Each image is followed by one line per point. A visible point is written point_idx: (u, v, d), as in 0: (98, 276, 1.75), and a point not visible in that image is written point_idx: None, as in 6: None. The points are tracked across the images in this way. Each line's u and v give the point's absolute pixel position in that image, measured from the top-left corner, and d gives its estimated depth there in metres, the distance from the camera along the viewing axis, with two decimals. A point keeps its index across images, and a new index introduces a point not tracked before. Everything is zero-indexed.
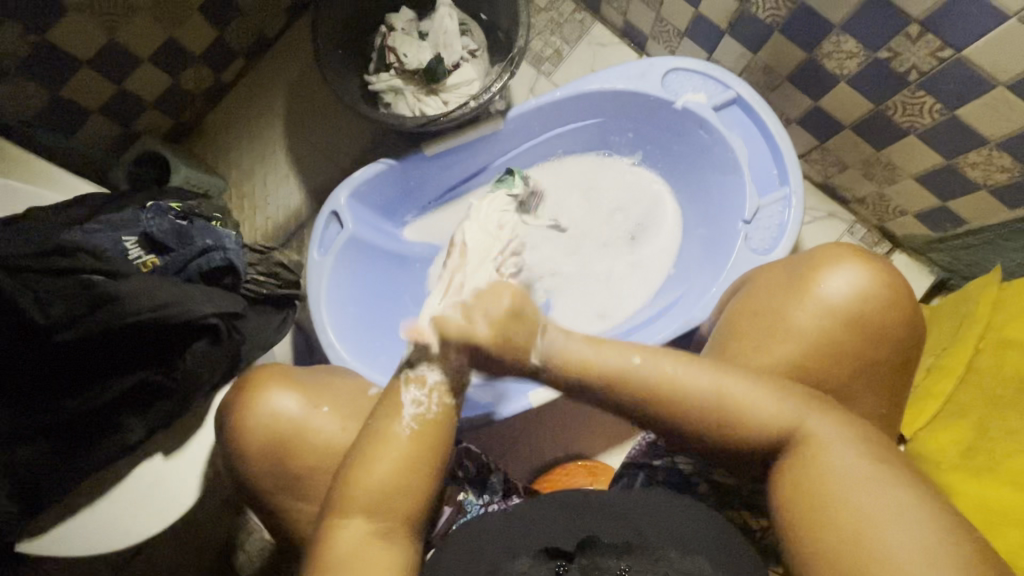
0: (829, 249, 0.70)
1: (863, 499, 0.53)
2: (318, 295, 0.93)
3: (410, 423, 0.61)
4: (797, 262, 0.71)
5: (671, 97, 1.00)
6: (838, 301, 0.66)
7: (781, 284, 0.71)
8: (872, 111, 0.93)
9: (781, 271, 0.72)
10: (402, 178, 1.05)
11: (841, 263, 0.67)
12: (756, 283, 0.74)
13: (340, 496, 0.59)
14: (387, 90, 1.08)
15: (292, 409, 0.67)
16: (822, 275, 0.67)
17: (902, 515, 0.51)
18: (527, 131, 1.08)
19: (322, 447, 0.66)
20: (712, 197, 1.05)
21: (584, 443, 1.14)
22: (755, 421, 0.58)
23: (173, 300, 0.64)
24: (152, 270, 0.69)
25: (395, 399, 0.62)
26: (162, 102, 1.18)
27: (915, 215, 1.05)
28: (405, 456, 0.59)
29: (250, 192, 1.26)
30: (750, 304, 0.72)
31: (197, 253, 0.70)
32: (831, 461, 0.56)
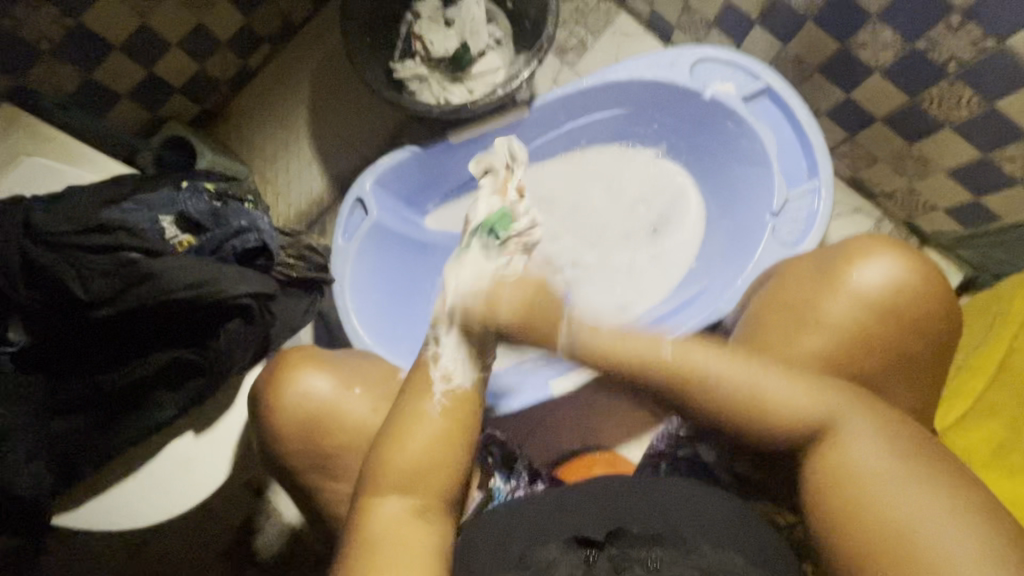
0: (856, 242, 0.69)
1: (898, 498, 0.53)
2: (342, 280, 0.94)
3: (440, 402, 0.63)
4: (827, 254, 0.71)
5: (699, 87, 0.98)
6: (870, 292, 0.65)
7: (809, 275, 0.70)
8: (906, 103, 0.91)
9: (811, 262, 0.72)
10: (426, 165, 1.05)
11: (874, 254, 0.67)
12: (785, 277, 0.74)
13: (375, 474, 0.60)
14: (412, 78, 1.08)
15: (323, 389, 0.68)
16: (854, 265, 0.67)
17: (943, 513, 0.51)
18: (551, 122, 1.07)
19: (352, 428, 0.67)
20: (738, 189, 1.03)
21: (602, 434, 1.15)
22: (787, 415, 0.60)
23: (206, 278, 0.65)
24: (188, 251, 0.69)
25: (421, 377, 0.64)
26: (188, 87, 1.19)
27: (946, 211, 1.03)
28: (439, 433, 0.61)
29: (273, 179, 1.28)
30: (779, 297, 0.71)
31: (233, 233, 0.70)
32: (858, 453, 0.57)
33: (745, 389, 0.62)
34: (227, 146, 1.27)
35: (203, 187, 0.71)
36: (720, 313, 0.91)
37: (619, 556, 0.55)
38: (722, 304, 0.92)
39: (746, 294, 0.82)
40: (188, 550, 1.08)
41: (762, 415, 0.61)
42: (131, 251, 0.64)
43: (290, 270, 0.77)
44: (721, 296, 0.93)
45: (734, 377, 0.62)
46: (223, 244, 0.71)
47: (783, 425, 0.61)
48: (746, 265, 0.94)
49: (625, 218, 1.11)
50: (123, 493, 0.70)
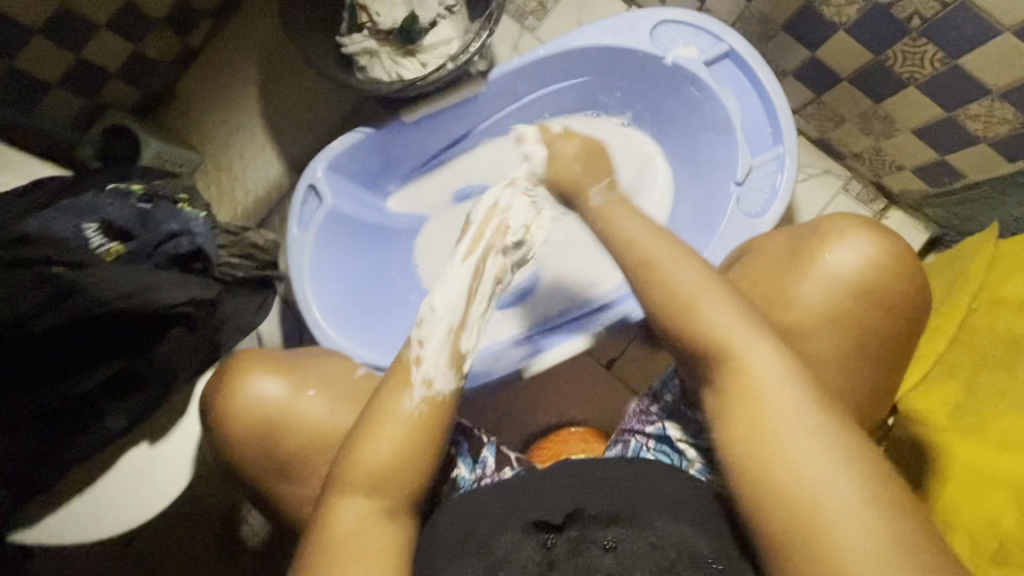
0: (833, 220, 0.68)
1: (801, 454, 0.50)
2: (301, 271, 0.92)
3: (416, 399, 0.63)
4: (803, 232, 0.69)
5: (661, 52, 0.94)
6: (842, 269, 0.64)
7: (782, 255, 0.69)
8: (871, 61, 0.88)
9: (787, 237, 0.70)
10: (382, 146, 1.01)
11: (847, 232, 0.66)
12: (756, 252, 0.72)
13: (345, 467, 0.60)
14: (361, 53, 1.03)
15: (276, 393, 0.66)
16: (828, 244, 0.66)
17: (834, 470, 0.49)
18: (510, 94, 1.03)
19: (307, 434, 0.66)
20: (704, 156, 1.00)
21: (577, 409, 1.16)
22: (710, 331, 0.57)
23: (142, 287, 0.62)
24: (118, 258, 0.65)
25: (402, 375, 0.65)
26: (125, 72, 1.11)
27: (912, 170, 1.02)
28: (408, 432, 0.61)
29: (227, 166, 1.23)
30: (750, 270, 0.70)
31: (164, 237, 0.67)
32: (768, 393, 0.53)
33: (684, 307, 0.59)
34: (175, 133, 1.21)
35: (127, 191, 0.68)
36: None
37: (575, 543, 0.56)
38: None
39: (719, 269, 0.80)
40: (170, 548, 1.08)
41: (691, 334, 0.58)
42: (52, 264, 0.60)
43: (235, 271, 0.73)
44: None
45: (677, 280, 0.60)
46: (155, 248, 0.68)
47: (702, 340, 0.58)
48: (711, 238, 0.93)
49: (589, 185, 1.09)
50: (84, 505, 0.70)
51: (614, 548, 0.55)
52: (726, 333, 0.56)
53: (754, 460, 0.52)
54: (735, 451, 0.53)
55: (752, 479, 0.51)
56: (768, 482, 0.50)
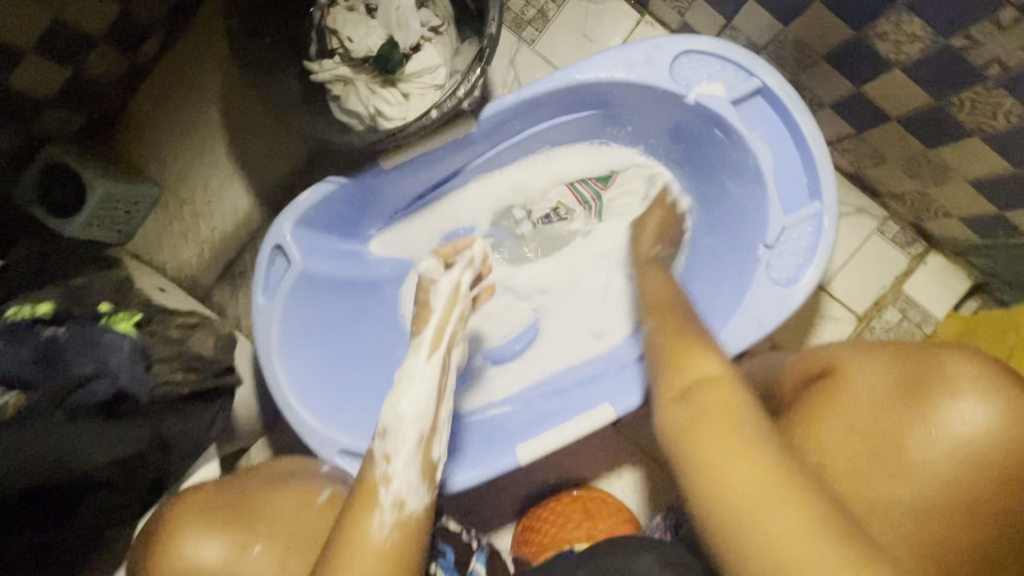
0: (951, 365, 0.64)
1: (738, 468, 0.52)
2: (269, 346, 0.81)
3: (386, 523, 0.58)
4: (912, 369, 0.66)
5: (681, 89, 0.80)
6: (964, 433, 0.61)
7: (885, 399, 0.65)
8: (930, 105, 0.74)
9: (892, 369, 0.67)
10: (359, 194, 0.88)
11: (972, 388, 0.62)
12: (845, 372, 0.69)
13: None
14: (334, 81, 0.88)
15: (213, 556, 0.65)
16: (948, 403, 0.62)
17: (778, 495, 0.50)
18: (506, 130, 0.89)
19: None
20: (727, 205, 0.88)
21: (578, 467, 1.07)
22: (700, 365, 0.63)
23: (57, 461, 0.55)
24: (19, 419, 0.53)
25: (368, 497, 0.60)
26: (62, 98, 0.96)
27: (961, 219, 0.90)
28: (386, 556, 0.56)
29: (189, 199, 1.09)
30: (840, 397, 0.68)
31: (72, 386, 0.55)
32: (738, 405, 0.57)
33: (679, 352, 0.66)
34: (130, 163, 1.07)
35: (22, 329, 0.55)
36: None
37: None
38: None
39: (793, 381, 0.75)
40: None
41: (676, 359, 0.65)
42: None
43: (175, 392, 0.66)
44: None
45: (679, 327, 0.71)
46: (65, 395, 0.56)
47: (686, 365, 0.64)
48: (735, 306, 0.81)
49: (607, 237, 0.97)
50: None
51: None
52: (716, 372, 0.62)
53: (705, 461, 0.54)
54: (691, 462, 0.55)
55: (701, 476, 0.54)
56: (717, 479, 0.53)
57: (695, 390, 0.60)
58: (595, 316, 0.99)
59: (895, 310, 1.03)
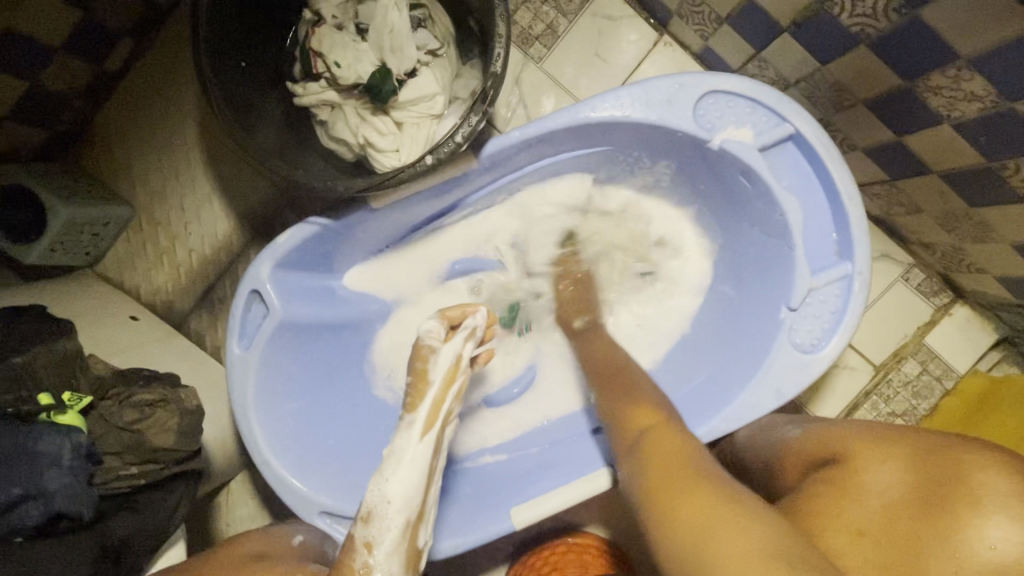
0: (981, 475, 0.56)
1: (712, 516, 0.51)
2: (245, 400, 0.75)
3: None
4: (937, 476, 0.58)
5: (704, 133, 0.72)
6: (990, 559, 0.54)
7: (904, 506, 0.59)
8: (980, 165, 0.67)
9: (911, 471, 0.60)
10: (346, 233, 0.80)
11: (1001, 510, 0.54)
12: (858, 463, 0.62)
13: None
14: (319, 106, 0.81)
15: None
16: (971, 523, 0.55)
17: (750, 540, 0.48)
18: (509, 166, 0.81)
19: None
20: (748, 254, 0.81)
21: (570, 516, 1.01)
22: (643, 410, 0.67)
23: None
24: None
25: None
26: (20, 112, 0.87)
27: (996, 276, 0.84)
28: None
29: (164, 219, 1.02)
30: (849, 492, 0.61)
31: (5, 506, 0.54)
32: (683, 450, 0.60)
33: (633, 403, 0.68)
34: (102, 181, 1.00)
35: None
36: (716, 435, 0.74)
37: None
38: (718, 424, 0.74)
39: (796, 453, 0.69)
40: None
41: (623, 403, 0.69)
42: None
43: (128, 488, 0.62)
44: (717, 409, 0.75)
45: (624, 370, 0.75)
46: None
47: (630, 408, 0.68)
48: (752, 370, 0.75)
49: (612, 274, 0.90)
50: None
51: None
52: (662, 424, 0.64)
53: (665, 500, 0.55)
54: (667, 511, 0.54)
55: (661, 512, 0.55)
56: (673, 514, 0.54)
57: (642, 438, 0.64)
58: None
59: (915, 363, 0.96)
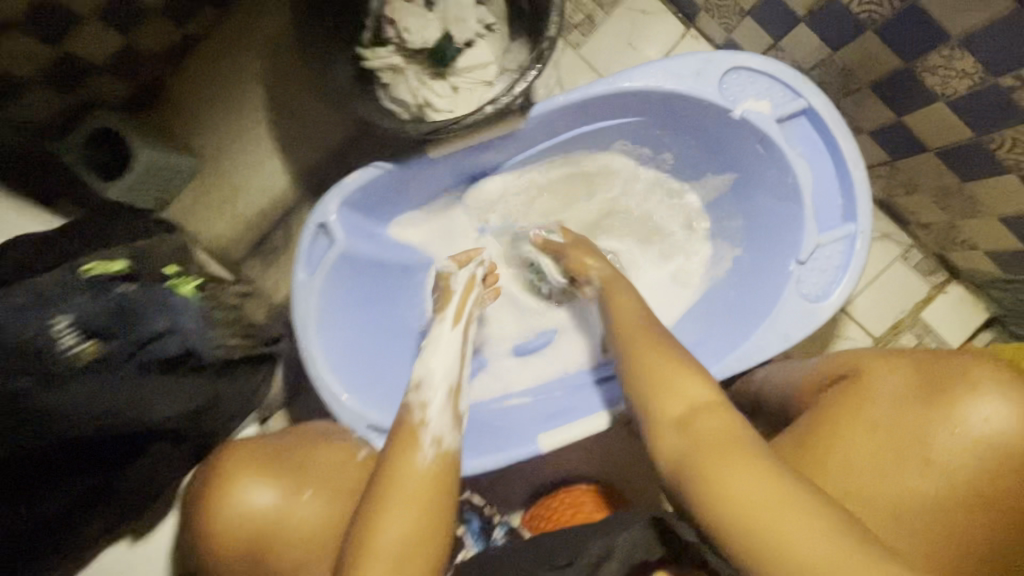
0: (972, 368, 0.64)
1: (757, 497, 0.53)
2: (307, 320, 0.82)
3: (430, 454, 0.61)
4: (934, 367, 0.66)
5: (728, 104, 0.82)
6: (985, 430, 0.61)
7: (909, 398, 0.66)
8: (970, 140, 0.77)
9: (911, 368, 0.67)
10: (403, 179, 0.90)
11: (990, 389, 0.62)
12: (867, 374, 0.70)
13: (356, 546, 0.55)
14: (384, 69, 0.90)
15: (266, 501, 0.65)
16: (964, 403, 0.62)
17: (792, 522, 0.52)
18: (549, 131, 0.91)
19: (298, 541, 0.65)
20: (760, 220, 0.90)
21: (589, 463, 1.08)
22: (682, 380, 0.65)
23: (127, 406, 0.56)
24: (90, 365, 0.54)
25: (409, 436, 0.63)
26: (114, 64, 0.98)
27: (987, 253, 0.92)
28: (419, 500, 0.57)
29: (227, 172, 1.10)
30: (860, 398, 0.68)
31: (149, 339, 0.58)
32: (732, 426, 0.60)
33: (661, 370, 0.67)
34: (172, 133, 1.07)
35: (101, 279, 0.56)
36: (729, 372, 0.81)
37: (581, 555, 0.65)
38: (731, 362, 0.82)
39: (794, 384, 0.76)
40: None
41: (650, 370, 0.67)
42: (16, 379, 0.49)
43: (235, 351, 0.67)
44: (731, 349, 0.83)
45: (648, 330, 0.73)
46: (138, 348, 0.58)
47: (666, 373, 0.66)
48: (763, 317, 0.83)
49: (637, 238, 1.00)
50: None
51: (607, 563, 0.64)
52: (709, 400, 0.62)
53: (716, 484, 0.56)
54: (707, 489, 0.56)
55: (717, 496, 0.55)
56: (727, 501, 0.54)
57: (683, 415, 0.62)
58: None
59: (912, 335, 1.04)
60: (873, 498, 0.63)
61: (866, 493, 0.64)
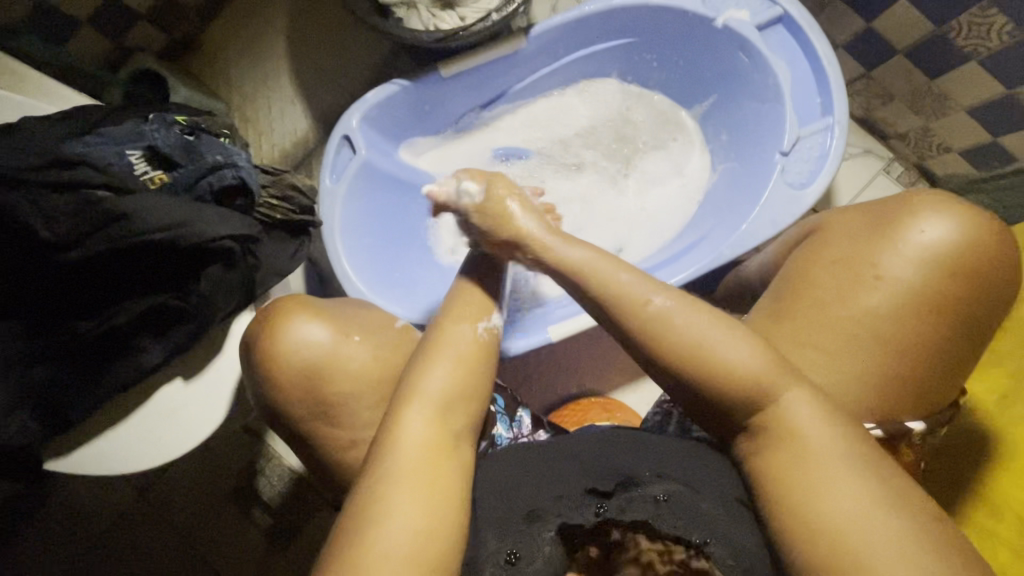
0: (914, 199, 0.65)
1: (812, 477, 0.51)
2: (333, 221, 0.89)
3: (481, 328, 0.61)
4: (879, 207, 0.66)
5: (712, 13, 0.91)
6: (927, 243, 0.61)
7: (862, 235, 0.65)
8: (931, 33, 0.85)
9: (861, 213, 0.67)
10: (418, 99, 0.98)
11: (938, 208, 0.63)
12: (826, 228, 0.69)
13: (406, 390, 0.56)
14: (399, 4, 0.98)
15: (322, 338, 0.63)
16: (911, 220, 0.63)
17: (838, 477, 0.51)
18: (550, 54, 1.00)
19: (357, 376, 0.63)
20: (747, 127, 0.97)
21: (600, 381, 1.09)
22: (616, 287, 0.58)
23: (184, 218, 0.57)
24: (160, 188, 0.60)
25: (452, 315, 0.62)
26: (155, 14, 1.08)
27: (961, 152, 0.98)
28: (461, 358, 0.58)
29: (254, 117, 1.18)
30: (822, 245, 0.68)
31: (208, 169, 0.61)
32: (728, 360, 0.54)
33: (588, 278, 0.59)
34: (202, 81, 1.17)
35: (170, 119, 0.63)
36: (724, 258, 0.87)
37: (629, 504, 0.54)
38: (725, 250, 0.87)
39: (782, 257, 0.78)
40: (180, 502, 1.04)
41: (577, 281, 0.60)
42: (96, 189, 0.56)
43: (273, 213, 0.68)
44: (726, 238, 0.89)
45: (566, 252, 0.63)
46: (198, 181, 0.62)
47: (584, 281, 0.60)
48: (753, 207, 0.89)
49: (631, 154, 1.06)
50: (141, 418, 0.66)
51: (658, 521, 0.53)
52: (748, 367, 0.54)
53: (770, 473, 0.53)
54: (768, 474, 0.54)
55: (786, 489, 0.52)
56: (795, 488, 0.52)
57: (644, 343, 0.57)
58: (612, 237, 1.03)
59: None
60: (841, 327, 0.62)
61: (838, 327, 0.62)
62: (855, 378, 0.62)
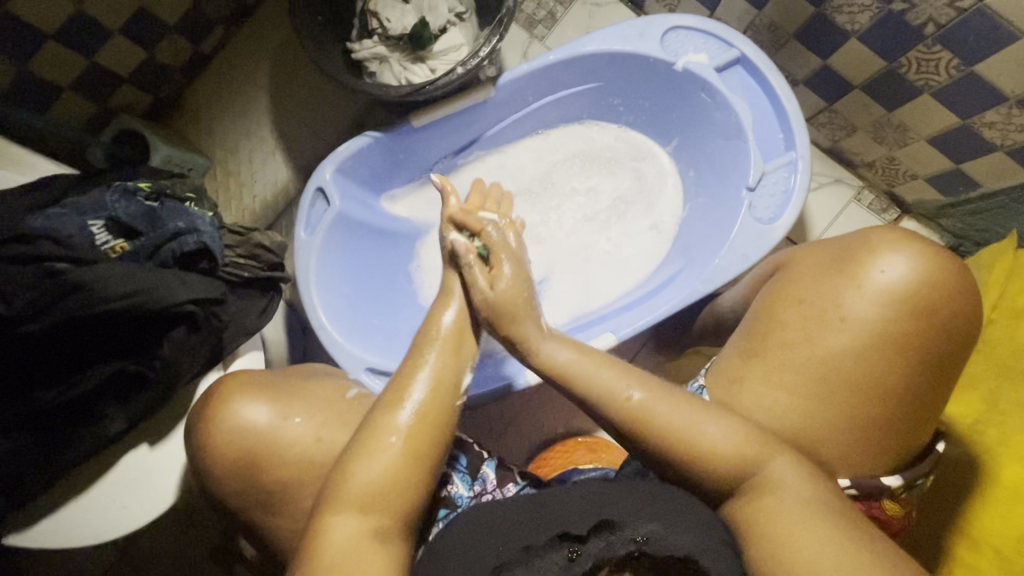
0: (875, 237, 0.65)
1: (806, 548, 0.52)
2: (308, 272, 0.90)
3: (409, 412, 0.58)
4: (844, 245, 0.67)
5: (671, 58, 0.94)
6: (885, 283, 0.61)
7: (823, 275, 0.66)
8: (884, 68, 0.88)
9: (822, 253, 0.68)
10: (391, 150, 1.00)
11: (895, 248, 0.63)
12: (791, 267, 0.70)
13: (336, 482, 0.56)
14: (371, 59, 1.02)
15: (261, 421, 0.64)
16: (876, 258, 0.63)
17: (825, 541, 0.52)
18: (519, 101, 1.02)
19: (304, 454, 0.64)
20: (715, 163, 0.99)
21: (585, 418, 1.08)
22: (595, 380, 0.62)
23: (142, 287, 0.57)
24: (122, 257, 0.61)
25: (393, 394, 0.60)
26: (137, 77, 1.11)
27: (926, 179, 1.00)
28: (395, 451, 0.56)
29: (235, 170, 1.20)
30: (787, 284, 0.68)
31: (170, 236, 0.62)
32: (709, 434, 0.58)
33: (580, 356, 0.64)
34: (184, 137, 1.19)
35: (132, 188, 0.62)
36: (698, 294, 0.87)
37: (608, 544, 0.53)
38: (699, 286, 0.88)
39: (750, 285, 0.78)
40: (162, 565, 1.02)
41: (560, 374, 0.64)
42: (55, 261, 0.56)
43: (241, 271, 0.68)
44: (699, 274, 0.89)
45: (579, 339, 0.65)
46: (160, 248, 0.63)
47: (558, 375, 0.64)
48: (723, 242, 0.90)
49: (620, 195, 1.07)
50: (105, 486, 0.65)
51: (640, 557, 0.53)
52: (731, 449, 0.57)
53: (768, 535, 0.54)
54: (761, 528, 0.55)
55: (769, 549, 0.54)
56: (790, 549, 0.53)
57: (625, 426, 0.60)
58: (586, 279, 1.04)
59: None
60: (808, 369, 0.62)
61: (803, 363, 0.63)
62: (825, 420, 0.61)
